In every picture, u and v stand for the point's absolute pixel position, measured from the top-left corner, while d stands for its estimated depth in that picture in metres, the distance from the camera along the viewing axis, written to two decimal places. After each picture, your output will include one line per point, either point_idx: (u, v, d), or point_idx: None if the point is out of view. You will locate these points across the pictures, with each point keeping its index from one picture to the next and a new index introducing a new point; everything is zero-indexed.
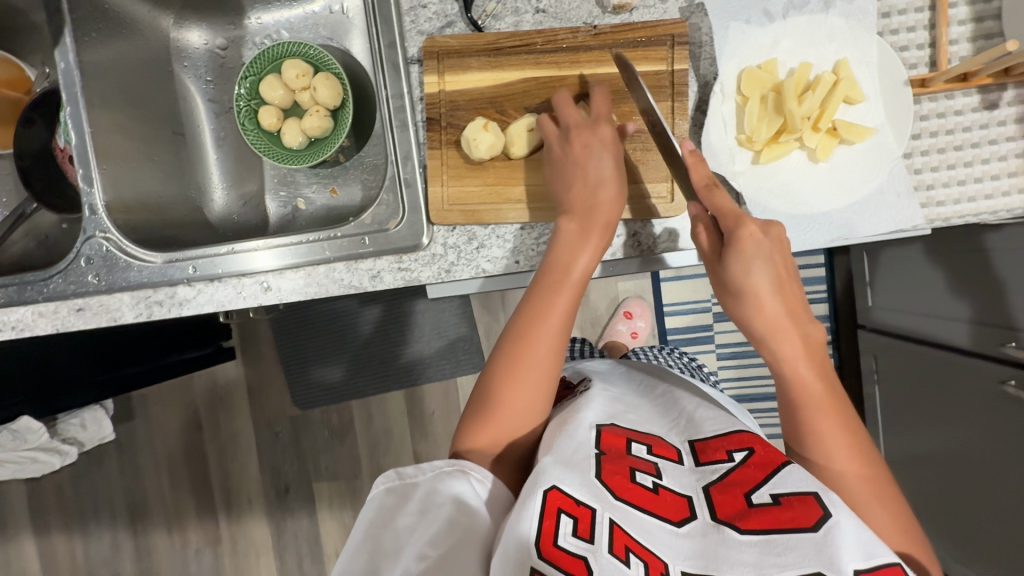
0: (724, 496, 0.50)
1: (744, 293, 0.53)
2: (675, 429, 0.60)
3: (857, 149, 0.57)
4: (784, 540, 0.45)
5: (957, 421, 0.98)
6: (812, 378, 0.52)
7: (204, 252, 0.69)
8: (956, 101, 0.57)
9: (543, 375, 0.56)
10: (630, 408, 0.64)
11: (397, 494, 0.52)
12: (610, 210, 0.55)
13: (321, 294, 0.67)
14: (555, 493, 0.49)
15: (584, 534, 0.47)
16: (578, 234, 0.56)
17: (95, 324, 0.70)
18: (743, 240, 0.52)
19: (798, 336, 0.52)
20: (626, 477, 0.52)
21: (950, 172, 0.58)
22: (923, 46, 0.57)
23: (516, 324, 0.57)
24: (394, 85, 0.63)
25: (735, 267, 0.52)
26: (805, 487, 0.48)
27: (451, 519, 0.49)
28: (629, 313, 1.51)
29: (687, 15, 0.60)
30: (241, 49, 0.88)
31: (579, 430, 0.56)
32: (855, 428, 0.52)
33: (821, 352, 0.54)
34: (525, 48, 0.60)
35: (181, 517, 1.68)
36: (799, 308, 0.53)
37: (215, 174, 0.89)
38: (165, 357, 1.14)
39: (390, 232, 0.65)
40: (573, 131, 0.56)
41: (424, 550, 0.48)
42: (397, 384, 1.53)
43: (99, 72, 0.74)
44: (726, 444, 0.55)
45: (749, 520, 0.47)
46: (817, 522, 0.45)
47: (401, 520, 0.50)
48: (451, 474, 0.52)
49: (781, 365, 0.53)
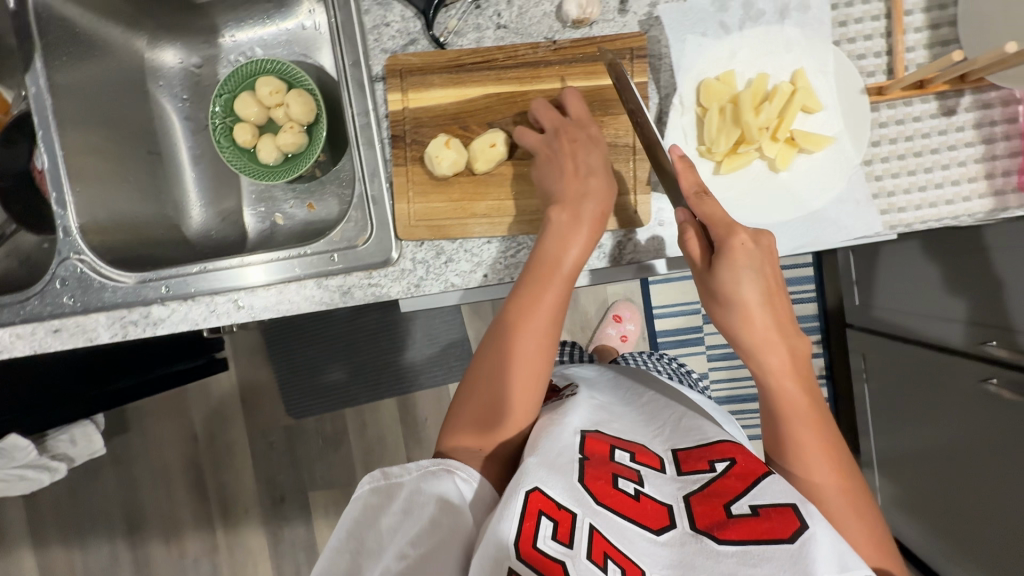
0: (704, 507, 0.50)
1: (731, 303, 0.53)
2: (660, 437, 0.60)
3: (817, 157, 0.57)
4: (759, 551, 0.45)
5: (944, 420, 0.98)
6: (798, 391, 0.52)
7: (176, 271, 0.69)
8: (914, 107, 0.58)
9: (535, 372, 0.57)
10: (613, 417, 0.64)
11: (382, 494, 0.52)
12: (602, 201, 0.56)
13: (292, 311, 0.68)
14: (537, 495, 0.49)
15: (563, 538, 0.47)
16: (570, 224, 0.56)
17: (72, 345, 0.71)
18: (733, 250, 0.51)
19: (786, 348, 0.52)
20: (608, 483, 0.52)
21: (910, 179, 0.58)
22: (880, 54, 0.57)
23: (507, 324, 0.57)
24: (360, 103, 0.64)
25: (725, 276, 0.52)
26: (782, 499, 0.48)
27: (432, 519, 0.49)
28: (618, 317, 1.51)
29: (646, 27, 0.60)
30: (216, 67, 0.89)
31: (563, 434, 0.57)
32: (835, 441, 0.53)
33: (806, 365, 0.54)
34: (486, 64, 0.61)
35: (178, 528, 1.69)
36: (787, 320, 0.53)
37: (192, 192, 0.89)
38: (153, 370, 1.14)
39: (359, 249, 0.66)
40: (561, 128, 0.57)
41: (405, 549, 0.48)
42: (388, 392, 1.55)
43: (70, 93, 0.75)
44: (708, 454, 0.55)
45: (728, 529, 0.47)
46: (794, 534, 0.45)
47: (384, 520, 0.51)
48: (435, 473, 0.52)
49: (768, 377, 0.53)
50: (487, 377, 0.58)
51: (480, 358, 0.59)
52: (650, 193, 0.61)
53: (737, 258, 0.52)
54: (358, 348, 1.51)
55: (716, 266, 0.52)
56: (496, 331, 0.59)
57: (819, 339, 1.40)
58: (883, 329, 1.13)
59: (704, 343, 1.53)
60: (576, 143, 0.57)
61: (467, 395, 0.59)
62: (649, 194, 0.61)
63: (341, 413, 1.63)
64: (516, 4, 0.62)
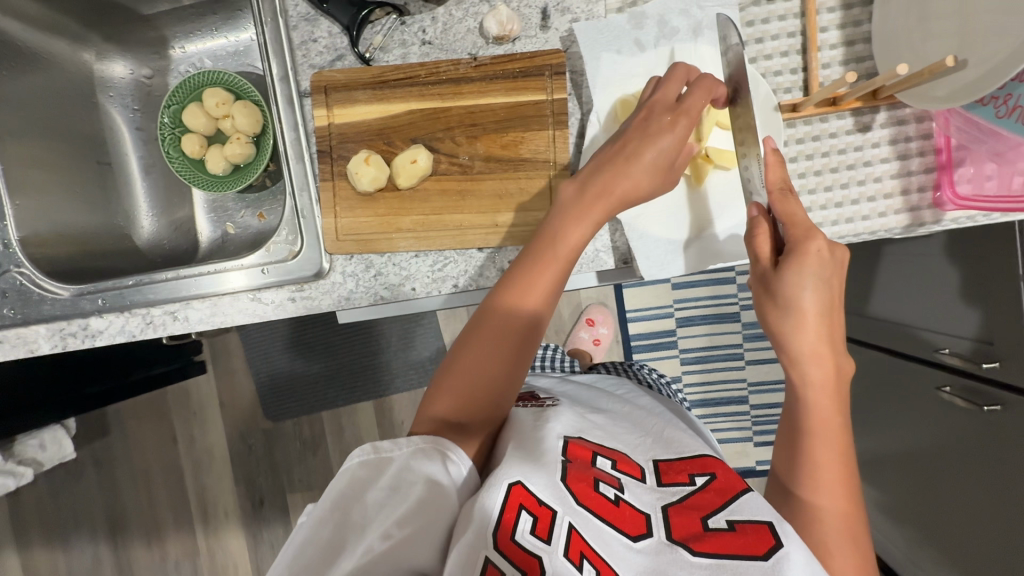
0: (681, 518, 0.51)
1: (789, 305, 0.50)
2: (642, 447, 0.61)
3: (731, 174, 0.59)
4: (734, 565, 0.46)
5: (909, 426, 0.97)
6: (831, 411, 0.51)
7: (114, 284, 0.70)
8: (830, 124, 0.58)
9: (513, 363, 0.56)
10: (595, 426, 0.63)
11: (371, 468, 0.50)
12: (626, 189, 0.54)
13: (227, 323, 0.69)
14: (519, 488, 0.49)
15: (542, 533, 0.47)
16: (575, 199, 0.55)
17: (13, 356, 0.72)
18: (806, 254, 0.49)
19: (833, 363, 0.50)
20: (589, 485, 0.52)
21: (827, 195, 0.58)
22: (796, 70, 0.58)
23: (505, 313, 0.56)
24: (288, 119, 0.64)
25: (791, 279, 0.49)
26: (760, 516, 0.49)
27: (419, 500, 0.47)
28: (591, 321, 1.51)
29: (567, 45, 0.61)
30: (167, 78, 0.90)
31: (548, 437, 0.56)
32: (850, 468, 0.51)
33: (846, 387, 0.52)
34: (409, 81, 0.61)
35: (159, 530, 1.70)
36: (839, 337, 0.51)
37: (143, 202, 0.90)
38: (131, 375, 1.16)
39: (289, 263, 0.67)
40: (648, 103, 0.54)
41: (390, 528, 0.47)
42: (365, 396, 1.57)
43: (8, 104, 0.76)
44: (689, 469, 0.56)
45: (702, 542, 0.48)
46: (767, 551, 0.46)
47: (371, 494, 0.49)
48: (426, 453, 0.50)
49: (807, 388, 0.51)
50: (474, 362, 0.56)
51: (469, 342, 0.56)
52: None
53: (810, 263, 0.49)
54: (332, 351, 1.52)
55: (785, 265, 0.49)
56: (476, 323, 0.57)
57: None
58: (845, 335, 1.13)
59: (678, 347, 1.53)
60: (650, 132, 0.54)
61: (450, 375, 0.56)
62: None
63: (319, 415, 1.63)
64: (440, 20, 0.62)
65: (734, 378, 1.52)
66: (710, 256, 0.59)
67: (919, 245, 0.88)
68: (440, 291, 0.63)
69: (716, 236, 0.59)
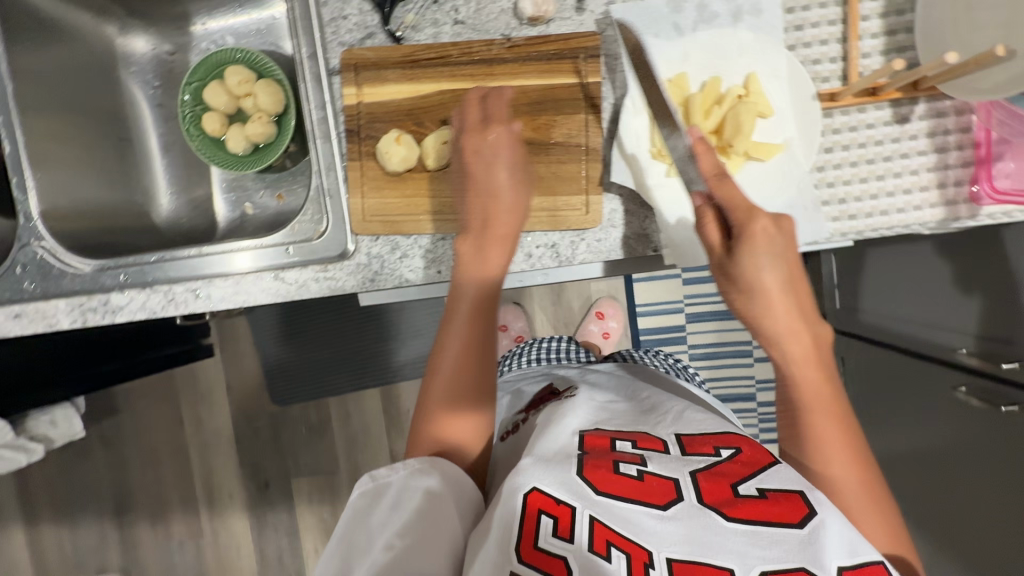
0: (711, 483, 0.51)
1: (752, 290, 0.52)
2: (663, 423, 0.62)
3: (768, 166, 0.57)
4: (769, 534, 0.46)
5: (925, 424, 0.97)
6: (822, 383, 0.53)
7: (136, 260, 0.70)
8: (868, 114, 0.57)
9: (479, 376, 0.60)
10: (611, 415, 0.65)
11: (370, 496, 0.53)
12: (506, 223, 0.58)
13: (249, 302, 0.68)
14: (536, 494, 0.50)
15: (564, 534, 0.48)
16: (474, 253, 0.58)
17: (32, 330, 0.71)
18: (754, 234, 0.51)
19: (809, 335, 0.53)
20: (609, 469, 0.52)
21: (861, 186, 0.57)
22: (836, 59, 0.57)
23: (458, 337, 0.60)
24: (316, 97, 0.64)
25: (745, 262, 0.52)
26: (791, 484, 0.50)
27: (418, 510, 0.51)
28: (601, 313, 1.51)
29: (602, 28, 0.60)
30: (188, 55, 0.88)
31: (560, 435, 0.59)
32: (854, 433, 0.53)
33: (828, 351, 0.54)
34: (442, 61, 0.60)
35: (165, 511, 1.70)
36: (807, 305, 0.53)
37: (162, 179, 0.89)
38: (141, 354, 1.18)
39: (315, 242, 0.66)
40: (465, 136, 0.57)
41: (392, 540, 0.49)
42: (373, 382, 1.57)
43: (30, 75, 0.74)
44: (714, 442, 0.57)
45: (736, 508, 0.49)
46: (802, 518, 0.47)
47: (373, 519, 0.52)
48: (421, 470, 0.54)
49: (790, 365, 0.53)
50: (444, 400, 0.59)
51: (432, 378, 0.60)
52: (603, 196, 0.60)
53: (759, 242, 0.52)
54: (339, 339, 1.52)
55: (736, 252, 0.52)
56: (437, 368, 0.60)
57: None
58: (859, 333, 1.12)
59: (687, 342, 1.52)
60: (489, 160, 0.57)
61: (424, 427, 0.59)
62: (602, 195, 0.60)
63: (325, 401, 1.63)
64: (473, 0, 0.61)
65: (743, 375, 1.52)
66: None
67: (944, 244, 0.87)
68: None
69: None
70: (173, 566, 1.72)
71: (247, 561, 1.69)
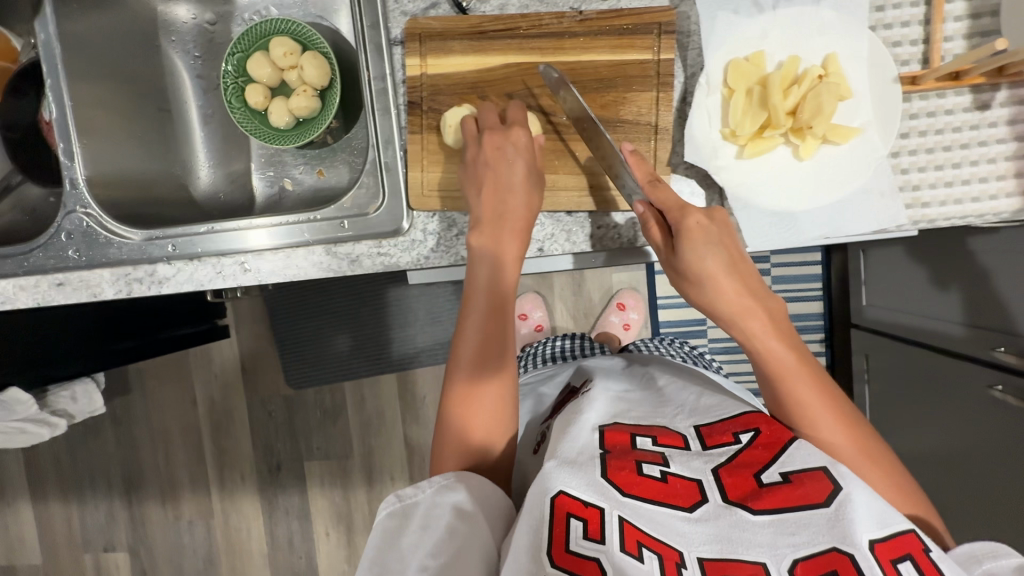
0: (734, 478, 0.50)
1: (702, 279, 0.52)
2: (680, 414, 0.59)
3: (843, 149, 0.56)
4: (796, 518, 0.46)
5: (945, 423, 0.96)
6: (787, 354, 0.53)
7: (184, 231, 0.68)
8: (947, 100, 0.56)
9: (499, 371, 0.59)
10: (632, 405, 0.61)
11: (399, 516, 0.53)
12: (520, 217, 0.57)
13: (299, 276, 0.67)
14: (563, 498, 0.48)
15: (595, 535, 0.47)
16: (493, 245, 0.57)
17: (76, 298, 0.71)
18: (691, 230, 0.52)
19: (762, 310, 0.53)
20: (632, 472, 0.51)
21: (938, 173, 0.56)
22: (917, 42, 0.56)
23: (473, 330, 0.59)
24: (377, 67, 0.62)
25: (689, 257, 0.52)
26: (812, 462, 0.49)
27: (449, 527, 0.51)
28: (622, 304, 1.47)
29: (676, 3, 0.59)
30: (231, 25, 0.86)
31: (580, 432, 0.55)
32: (833, 394, 0.54)
33: (786, 324, 0.55)
34: (509, 32, 0.59)
35: (176, 489, 1.66)
36: (755, 283, 0.53)
37: (201, 153, 0.87)
38: (160, 332, 1.18)
39: (370, 216, 0.65)
40: (485, 135, 0.57)
41: (426, 561, 0.50)
42: (389, 367, 1.51)
43: (77, 43, 0.73)
44: (732, 427, 0.54)
45: (762, 499, 0.48)
46: (829, 497, 0.47)
47: (405, 539, 0.51)
48: (449, 485, 0.54)
49: (752, 341, 0.54)
50: (461, 399, 0.59)
51: (450, 382, 0.60)
52: (670, 174, 0.59)
53: (696, 237, 0.52)
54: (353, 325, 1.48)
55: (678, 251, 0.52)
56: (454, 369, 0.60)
57: (823, 336, 1.37)
58: (887, 331, 1.10)
59: (707, 336, 1.51)
60: (507, 155, 0.57)
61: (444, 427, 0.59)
62: (669, 175, 0.59)
63: (339, 385, 1.57)
64: None
65: None
66: (788, 230, 0.57)
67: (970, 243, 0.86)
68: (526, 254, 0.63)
69: (806, 211, 0.56)
70: (181, 547, 1.67)
71: (256, 544, 1.64)
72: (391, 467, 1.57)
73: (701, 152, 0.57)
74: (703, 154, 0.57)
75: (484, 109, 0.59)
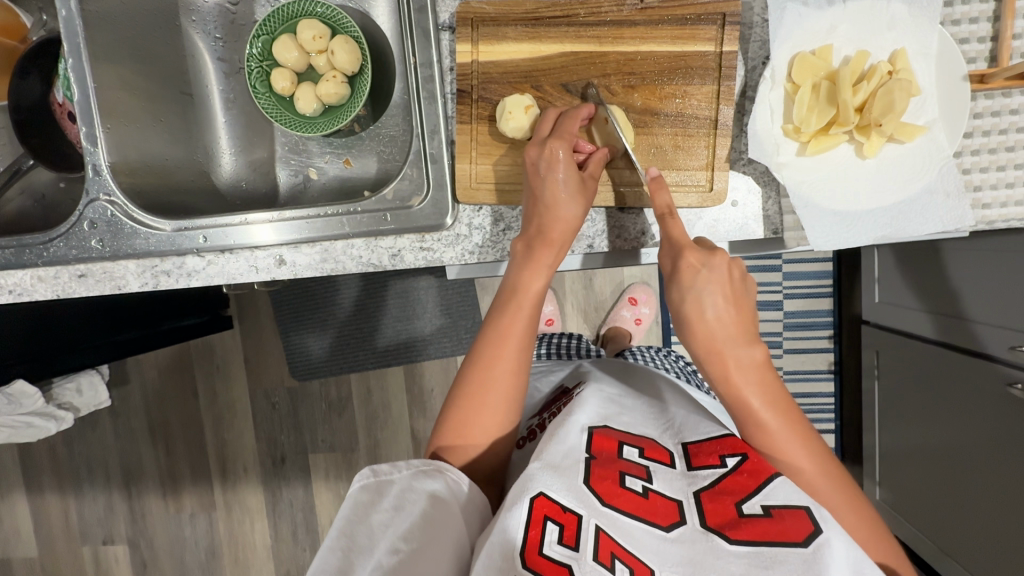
0: (714, 504, 0.49)
1: (682, 318, 0.51)
2: (669, 430, 0.58)
3: (907, 148, 0.55)
4: (772, 553, 0.45)
5: (940, 419, 0.97)
6: (759, 402, 0.51)
7: (214, 222, 0.66)
8: (1013, 99, 0.55)
9: (511, 381, 0.57)
10: (623, 410, 0.61)
11: (372, 492, 0.52)
12: (563, 229, 0.55)
13: (336, 270, 0.65)
14: (542, 500, 0.48)
15: (569, 542, 0.46)
16: (523, 255, 0.56)
17: (99, 291, 0.69)
18: (682, 273, 0.50)
19: (736, 359, 0.50)
20: (614, 483, 0.51)
21: (999, 174, 0.55)
22: (985, 39, 0.55)
23: (487, 343, 0.57)
24: (423, 52, 0.61)
25: (677, 298, 0.51)
26: (795, 500, 0.47)
27: (423, 515, 0.50)
28: (634, 299, 1.41)
29: None
30: (254, 5, 0.80)
31: (569, 434, 0.54)
32: (810, 438, 0.52)
33: (767, 369, 0.51)
34: (566, 20, 0.58)
35: (176, 483, 1.61)
36: (742, 324, 0.50)
37: (223, 138, 0.83)
38: (161, 324, 1.13)
39: (413, 209, 0.63)
40: (546, 141, 0.55)
41: (397, 544, 0.48)
42: (396, 361, 1.45)
43: (101, 20, 0.69)
44: (720, 449, 0.53)
45: (739, 530, 0.47)
46: (807, 538, 0.45)
47: (374, 517, 0.50)
48: (427, 472, 0.53)
49: (724, 388, 0.51)
50: (465, 412, 0.57)
51: (454, 397, 0.58)
52: (728, 172, 0.58)
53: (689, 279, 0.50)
54: (358, 321, 1.44)
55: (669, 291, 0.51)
56: (459, 385, 0.58)
57: (833, 333, 1.35)
58: (890, 326, 1.10)
59: None
60: (548, 168, 0.54)
61: (442, 435, 0.58)
62: (727, 174, 0.58)
63: (345, 378, 1.50)
64: None
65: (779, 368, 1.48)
66: (853, 229, 0.55)
67: (961, 245, 0.87)
68: (575, 250, 0.62)
69: (857, 209, 0.55)
70: (183, 539, 1.63)
71: (260, 537, 1.58)
72: (397, 459, 1.49)
73: (764, 148, 0.55)
74: (766, 150, 0.55)
75: (546, 114, 0.57)
